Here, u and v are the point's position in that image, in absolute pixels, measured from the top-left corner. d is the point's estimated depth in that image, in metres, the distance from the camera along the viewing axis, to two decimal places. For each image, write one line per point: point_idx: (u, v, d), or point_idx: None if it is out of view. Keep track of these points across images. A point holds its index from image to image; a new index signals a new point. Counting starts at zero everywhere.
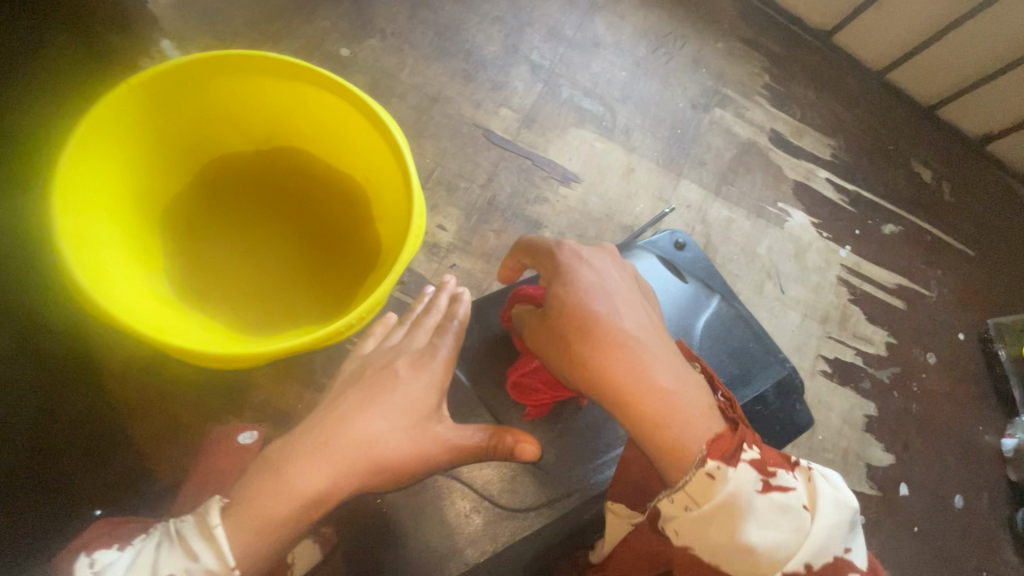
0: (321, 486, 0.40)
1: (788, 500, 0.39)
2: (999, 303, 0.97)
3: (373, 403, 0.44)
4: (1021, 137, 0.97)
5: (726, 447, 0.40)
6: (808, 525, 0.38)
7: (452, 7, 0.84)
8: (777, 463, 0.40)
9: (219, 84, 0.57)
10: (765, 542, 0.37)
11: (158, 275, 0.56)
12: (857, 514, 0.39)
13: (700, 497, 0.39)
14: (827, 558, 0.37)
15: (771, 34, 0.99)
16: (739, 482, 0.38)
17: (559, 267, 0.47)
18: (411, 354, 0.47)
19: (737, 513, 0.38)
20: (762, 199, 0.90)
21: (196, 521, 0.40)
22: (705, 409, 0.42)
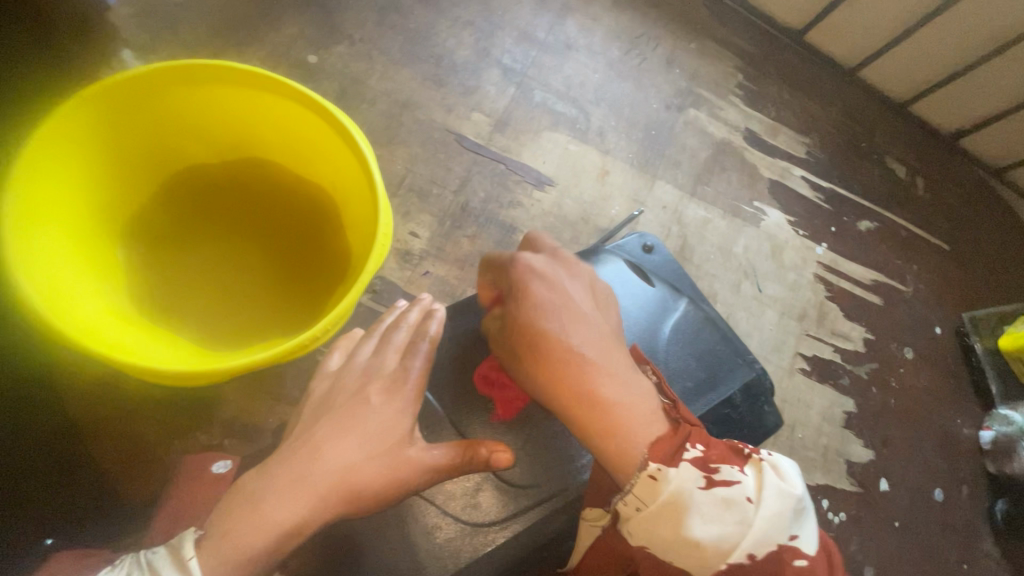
0: (297, 518, 0.40)
1: (731, 494, 0.41)
2: (975, 296, 0.98)
3: (346, 431, 0.43)
4: (992, 132, 0.98)
5: (665, 449, 0.42)
6: (751, 516, 0.40)
7: (422, 12, 0.84)
8: (722, 459, 0.42)
9: (178, 94, 0.55)
10: (710, 536, 0.40)
11: (120, 292, 0.55)
12: (802, 501, 0.41)
13: (647, 497, 0.41)
14: (769, 546, 0.40)
15: (744, 33, 0.99)
16: (682, 481, 0.41)
17: (513, 280, 0.47)
18: (382, 378, 0.46)
19: (682, 510, 0.40)
20: (737, 199, 0.91)
21: (170, 553, 0.38)
22: (648, 413, 0.44)
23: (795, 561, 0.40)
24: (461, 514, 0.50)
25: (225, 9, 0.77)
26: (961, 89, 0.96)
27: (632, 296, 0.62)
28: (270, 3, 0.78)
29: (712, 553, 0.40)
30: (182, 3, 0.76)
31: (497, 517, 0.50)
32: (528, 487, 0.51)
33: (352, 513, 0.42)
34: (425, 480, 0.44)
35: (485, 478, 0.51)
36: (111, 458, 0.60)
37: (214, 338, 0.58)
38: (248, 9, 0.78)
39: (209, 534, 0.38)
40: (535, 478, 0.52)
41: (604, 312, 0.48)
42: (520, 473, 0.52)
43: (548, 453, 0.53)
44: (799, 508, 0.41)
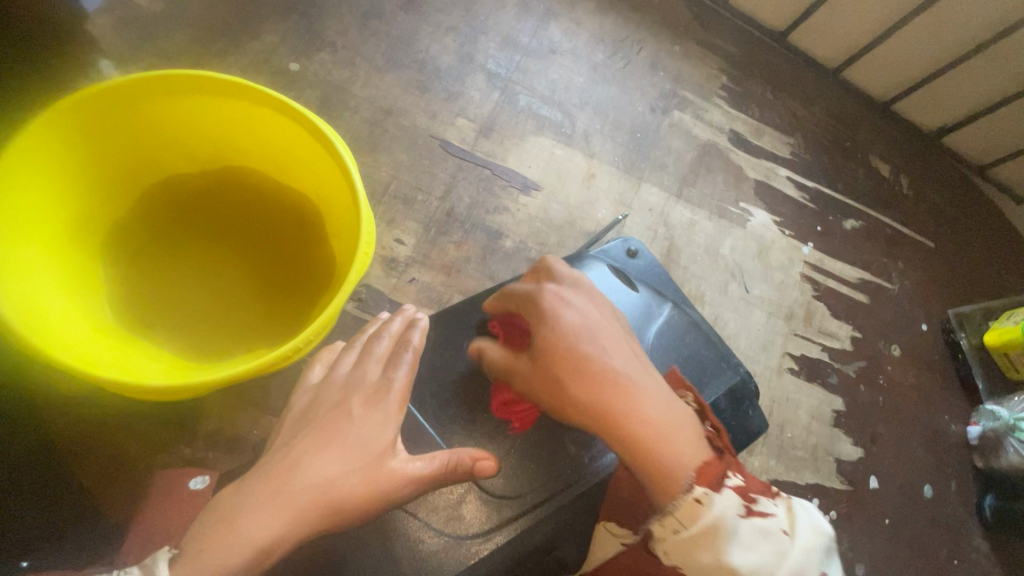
0: (274, 533, 0.38)
1: (768, 525, 0.41)
2: (960, 293, 0.98)
3: (327, 444, 0.43)
4: (974, 129, 0.99)
5: (712, 474, 0.42)
6: (787, 548, 0.40)
7: (404, 18, 0.83)
8: (760, 491, 0.43)
9: (159, 105, 0.54)
10: (749, 564, 0.39)
11: (98, 305, 0.55)
12: (831, 541, 0.42)
13: (687, 520, 0.41)
14: None
15: (727, 35, 1.00)
16: (724, 507, 0.41)
17: (543, 306, 0.49)
18: (363, 390, 0.46)
19: (723, 536, 0.40)
20: (723, 200, 0.91)
21: (139, 574, 0.36)
22: (694, 435, 0.44)
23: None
24: (446, 525, 0.50)
25: (205, 18, 0.77)
26: (942, 87, 0.96)
27: (618, 300, 0.62)
28: (251, 11, 0.78)
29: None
30: (162, 12, 0.75)
31: (482, 528, 0.50)
32: (513, 497, 0.52)
33: (334, 527, 0.41)
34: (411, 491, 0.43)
35: (468, 487, 0.52)
36: (92, 473, 0.59)
37: (196, 351, 0.57)
38: (229, 17, 0.77)
39: (186, 551, 0.37)
40: (520, 487, 0.53)
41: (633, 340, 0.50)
42: (505, 483, 0.52)
43: (532, 462, 0.53)
44: (830, 547, 0.41)
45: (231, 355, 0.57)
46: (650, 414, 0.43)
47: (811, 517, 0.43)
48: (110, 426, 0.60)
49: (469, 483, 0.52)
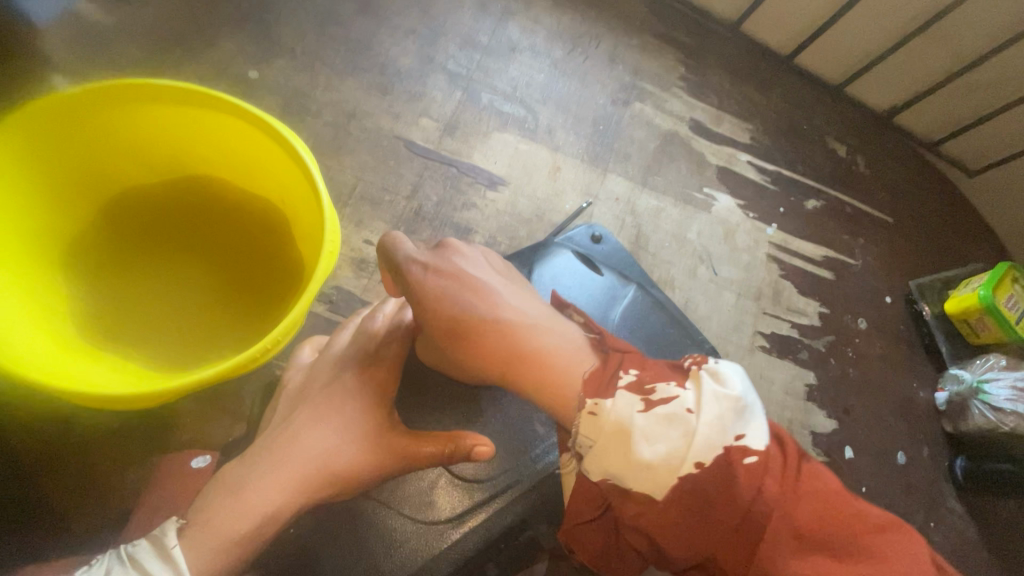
0: (279, 501, 0.44)
1: (671, 410, 0.42)
2: (921, 265, 1.02)
3: (326, 415, 0.48)
4: (924, 108, 1.03)
5: (599, 382, 0.45)
6: (692, 426, 0.41)
7: (362, 22, 0.84)
8: (656, 379, 0.44)
9: (111, 115, 0.54)
10: (657, 455, 0.40)
11: (61, 318, 0.54)
12: (741, 401, 0.42)
13: (591, 434, 0.43)
14: (716, 451, 0.40)
15: (682, 28, 1.03)
16: (618, 408, 0.42)
17: (410, 286, 0.51)
18: (359, 364, 0.51)
19: (627, 436, 0.41)
20: (687, 186, 0.93)
21: (151, 544, 0.40)
22: (577, 349, 0.48)
23: (745, 459, 0.40)
24: (417, 512, 0.50)
25: (159, 29, 0.76)
26: (890, 68, 1.00)
27: (583, 285, 0.64)
28: (206, 20, 0.78)
29: (665, 474, 0.40)
30: (115, 25, 0.75)
31: (454, 513, 0.50)
32: (484, 480, 0.52)
33: (333, 497, 0.46)
34: (402, 463, 0.46)
35: (440, 473, 0.51)
36: (56, 487, 0.57)
37: (164, 359, 0.57)
38: (183, 27, 0.77)
39: (194, 523, 0.42)
40: (491, 470, 0.52)
41: (514, 281, 0.54)
42: (476, 467, 0.52)
43: (503, 445, 0.53)
44: (741, 407, 0.42)
45: (202, 363, 0.57)
46: (531, 344, 0.48)
47: (717, 385, 0.43)
48: (81, 438, 0.59)
49: (441, 469, 0.51)
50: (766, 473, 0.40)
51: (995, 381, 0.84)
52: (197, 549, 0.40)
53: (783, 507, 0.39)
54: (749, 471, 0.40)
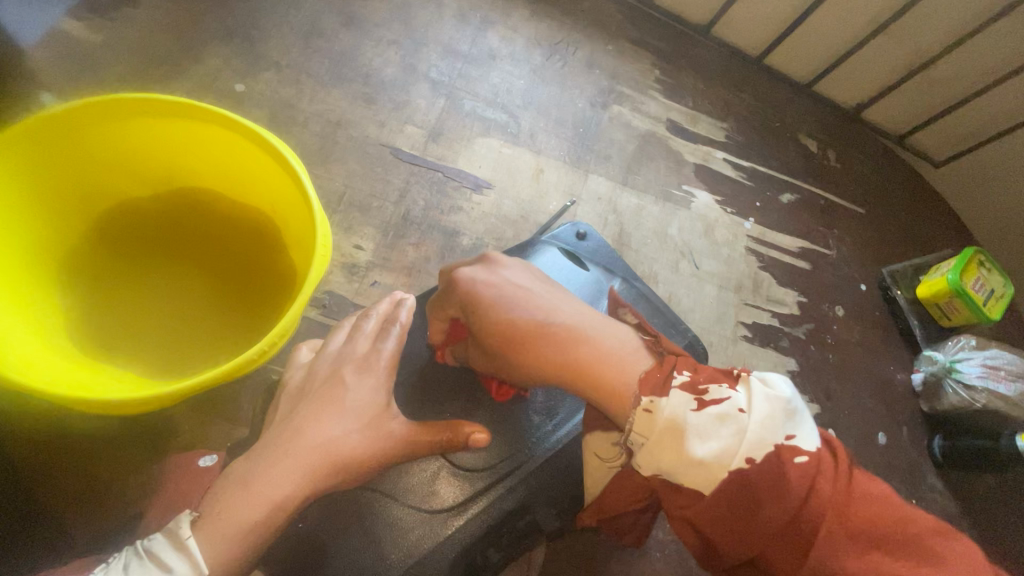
0: (287, 492, 0.44)
1: (724, 410, 0.42)
2: (893, 253, 1.06)
3: (328, 408, 0.48)
4: (889, 103, 1.07)
5: (654, 381, 0.45)
6: (745, 425, 0.41)
7: (345, 34, 0.86)
8: (710, 379, 0.44)
9: (105, 129, 0.55)
10: (710, 452, 0.40)
11: (58, 331, 0.55)
12: (793, 404, 0.42)
13: (645, 431, 0.43)
14: (767, 448, 0.40)
15: (655, 32, 1.06)
16: (673, 406, 0.42)
17: (460, 297, 0.50)
18: (356, 360, 0.52)
19: (681, 433, 0.42)
20: (667, 185, 0.96)
21: (167, 538, 0.42)
22: (626, 352, 0.47)
23: (795, 459, 0.39)
24: (419, 501, 0.52)
25: (145, 46, 0.78)
26: (855, 65, 1.05)
27: (570, 280, 0.66)
28: (192, 36, 0.80)
29: (716, 471, 0.40)
30: (100, 42, 0.76)
31: (456, 501, 0.52)
32: (483, 469, 0.53)
33: (339, 485, 0.47)
34: (405, 450, 0.49)
35: (440, 464, 0.53)
36: (57, 498, 0.58)
37: (161, 367, 0.58)
38: (169, 44, 0.79)
39: (204, 516, 0.43)
40: (490, 459, 0.54)
41: (556, 288, 0.53)
42: (475, 457, 0.54)
43: (500, 435, 0.55)
44: (791, 410, 0.42)
45: (199, 368, 0.58)
46: (584, 347, 0.47)
47: (768, 387, 0.43)
48: (83, 448, 0.60)
49: (441, 460, 0.53)
50: (817, 475, 0.39)
51: (967, 360, 0.89)
52: (209, 540, 0.42)
53: (832, 508, 0.38)
54: (801, 469, 0.39)
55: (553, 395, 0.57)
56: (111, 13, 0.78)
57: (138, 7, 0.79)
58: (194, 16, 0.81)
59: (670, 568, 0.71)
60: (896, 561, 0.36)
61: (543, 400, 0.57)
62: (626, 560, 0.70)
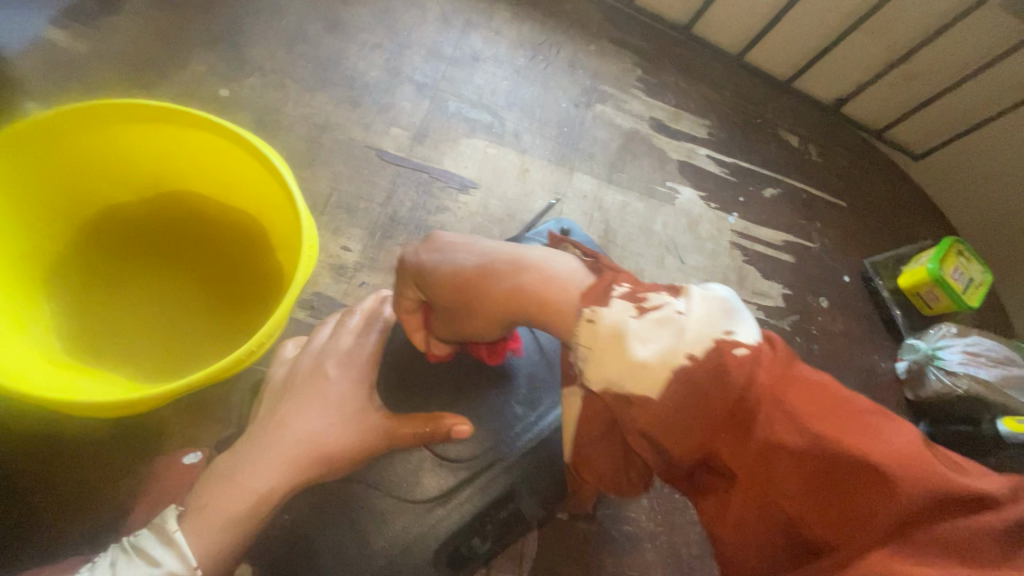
0: (270, 484, 0.46)
1: (664, 315, 0.43)
2: (875, 245, 1.08)
3: (311, 402, 0.50)
4: (867, 97, 1.09)
5: (596, 295, 0.46)
6: (684, 325, 0.42)
7: (329, 38, 0.87)
8: (649, 290, 0.45)
9: (90, 135, 0.56)
10: (652, 352, 0.41)
11: (46, 337, 0.55)
12: (731, 305, 0.43)
13: (591, 343, 0.44)
14: (707, 343, 0.41)
15: (637, 32, 1.08)
16: (614, 316, 0.44)
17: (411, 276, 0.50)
18: (338, 355, 0.53)
19: (623, 338, 0.43)
20: (651, 181, 0.98)
21: (154, 531, 0.44)
22: (573, 269, 0.48)
23: (735, 349, 0.40)
24: (403, 491, 0.52)
25: (129, 54, 0.78)
26: (833, 62, 1.07)
27: None
28: (176, 43, 0.80)
29: (660, 371, 0.41)
30: (83, 50, 0.77)
31: (440, 491, 0.53)
32: (467, 459, 0.54)
33: (323, 477, 0.48)
34: (386, 444, 0.49)
35: (424, 455, 0.53)
36: (47, 502, 0.58)
37: (145, 372, 0.58)
38: (153, 51, 0.79)
39: (190, 508, 0.45)
40: (473, 449, 0.54)
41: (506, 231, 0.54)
42: (459, 448, 0.54)
43: (482, 426, 0.56)
44: (730, 309, 0.43)
45: (185, 372, 0.59)
46: (529, 273, 0.47)
47: (704, 291, 0.45)
48: (73, 451, 0.60)
49: (425, 451, 0.54)
50: (758, 363, 0.40)
51: (948, 348, 0.91)
52: (194, 532, 0.43)
53: (777, 389, 0.39)
54: (739, 361, 0.40)
55: (534, 386, 0.59)
56: (94, 21, 0.78)
57: (122, 15, 0.80)
58: (177, 23, 0.81)
59: (662, 558, 0.71)
60: (835, 429, 0.38)
61: (525, 391, 0.58)
62: (618, 551, 0.70)
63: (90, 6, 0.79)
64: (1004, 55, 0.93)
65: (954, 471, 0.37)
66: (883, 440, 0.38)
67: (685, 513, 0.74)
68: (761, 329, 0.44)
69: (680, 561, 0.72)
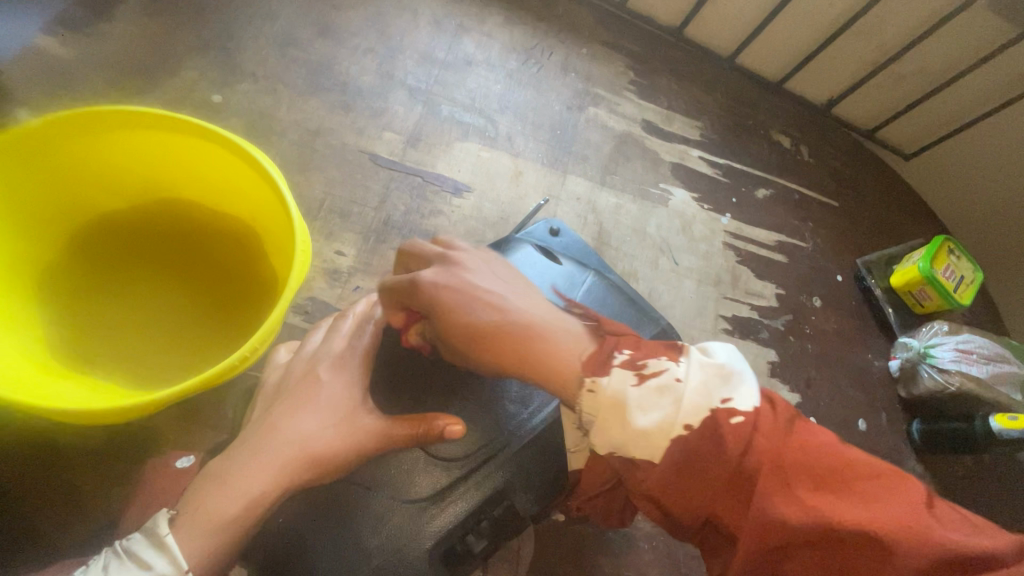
0: (261, 488, 0.46)
1: (663, 382, 0.44)
2: (867, 244, 1.08)
3: (304, 406, 0.50)
4: (858, 97, 1.10)
5: (596, 363, 0.47)
6: (682, 394, 0.43)
7: (321, 43, 0.87)
8: (649, 355, 0.46)
9: (80, 142, 0.56)
10: (651, 422, 0.43)
11: (36, 346, 0.55)
12: (729, 370, 0.44)
13: (593, 410, 0.45)
14: (704, 413, 0.42)
15: (629, 35, 1.09)
16: (614, 385, 0.45)
17: (425, 301, 0.52)
18: (330, 357, 0.53)
19: (624, 407, 0.44)
20: (644, 183, 0.98)
21: (144, 536, 0.44)
22: (573, 337, 0.50)
23: (732, 420, 0.42)
24: (397, 492, 0.52)
25: (120, 60, 0.78)
26: (823, 63, 1.08)
27: (546, 275, 0.66)
28: (168, 49, 0.80)
29: (660, 441, 0.43)
30: (74, 57, 0.77)
31: (434, 491, 0.53)
32: (462, 458, 0.54)
33: (315, 479, 0.48)
34: (378, 444, 0.49)
35: (418, 455, 0.53)
36: (40, 509, 0.58)
37: (141, 381, 0.58)
38: (145, 57, 0.79)
39: (180, 513, 0.45)
40: (467, 448, 0.55)
41: (507, 280, 0.54)
42: (452, 447, 0.54)
43: (475, 424, 0.56)
44: (727, 375, 0.44)
45: (177, 379, 0.59)
46: (533, 338, 0.49)
47: (701, 356, 0.46)
48: (67, 457, 0.60)
49: (419, 451, 0.54)
50: (755, 430, 0.41)
51: (941, 345, 0.91)
52: (184, 537, 0.43)
53: (774, 458, 0.40)
54: (735, 430, 0.41)
55: (528, 382, 0.58)
56: (85, 28, 0.78)
57: (113, 22, 0.80)
58: (169, 30, 0.81)
59: (659, 560, 0.71)
60: (834, 498, 0.38)
61: (517, 389, 0.58)
62: (615, 554, 0.70)
63: (81, 13, 0.79)
64: (1007, 45, 0.92)
65: (957, 534, 0.36)
66: (883, 505, 0.38)
67: None
68: (762, 390, 0.45)
69: (677, 563, 0.72)
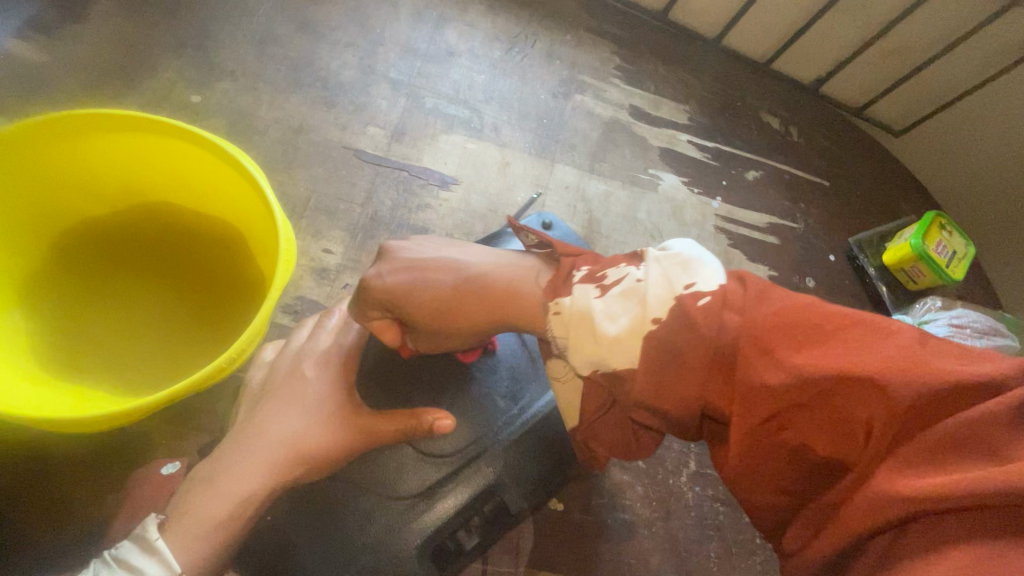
0: (250, 488, 0.48)
1: (624, 287, 0.44)
2: (860, 222, 1.08)
3: (290, 406, 0.52)
4: (848, 74, 1.09)
5: (559, 286, 0.47)
6: (644, 291, 0.43)
7: (300, 39, 0.86)
8: (608, 267, 0.47)
9: (57, 147, 0.54)
10: (620, 325, 0.43)
11: (19, 355, 0.54)
12: (689, 258, 0.44)
13: (566, 331, 0.45)
14: (670, 301, 0.42)
15: (614, 20, 1.07)
16: (578, 300, 0.45)
17: (382, 300, 0.49)
18: (315, 356, 0.55)
19: (591, 320, 0.44)
20: (633, 169, 0.97)
21: (134, 543, 0.45)
22: (534, 267, 0.50)
23: (698, 301, 0.41)
24: (386, 489, 0.52)
25: (95, 62, 0.77)
26: (811, 41, 1.07)
27: None
28: (144, 50, 0.79)
29: (634, 343, 0.42)
30: (48, 61, 0.75)
31: (424, 487, 0.52)
32: (451, 454, 0.54)
33: (304, 476, 0.50)
34: (366, 442, 0.50)
35: (406, 451, 0.53)
36: (33, 519, 0.58)
37: (131, 384, 0.58)
38: (120, 59, 0.78)
39: (170, 518, 0.46)
40: (457, 443, 0.54)
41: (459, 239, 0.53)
42: (441, 443, 0.54)
43: (466, 420, 0.55)
44: (686, 262, 0.44)
45: (167, 382, 0.58)
46: (493, 272, 0.49)
47: (658, 253, 0.46)
48: (56, 465, 0.60)
49: (408, 447, 0.53)
50: (724, 306, 0.40)
51: (935, 321, 0.89)
52: (176, 540, 0.45)
53: (749, 328, 0.38)
54: (705, 311, 0.40)
55: (518, 379, 0.58)
56: (57, 31, 0.77)
57: (86, 24, 0.78)
58: (144, 30, 0.80)
59: (659, 545, 0.72)
60: (817, 354, 0.36)
61: (508, 384, 0.58)
62: (614, 540, 0.70)
63: (53, 16, 0.78)
64: (998, 14, 0.91)
65: (950, 364, 0.34)
66: (869, 350, 0.36)
67: (680, 499, 0.74)
68: (729, 273, 0.44)
69: (678, 547, 0.72)
